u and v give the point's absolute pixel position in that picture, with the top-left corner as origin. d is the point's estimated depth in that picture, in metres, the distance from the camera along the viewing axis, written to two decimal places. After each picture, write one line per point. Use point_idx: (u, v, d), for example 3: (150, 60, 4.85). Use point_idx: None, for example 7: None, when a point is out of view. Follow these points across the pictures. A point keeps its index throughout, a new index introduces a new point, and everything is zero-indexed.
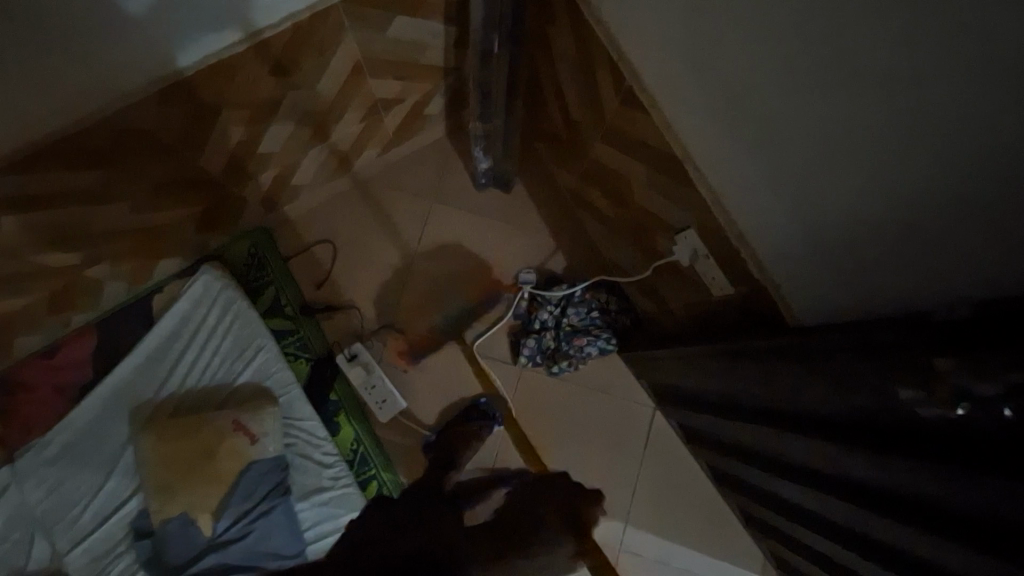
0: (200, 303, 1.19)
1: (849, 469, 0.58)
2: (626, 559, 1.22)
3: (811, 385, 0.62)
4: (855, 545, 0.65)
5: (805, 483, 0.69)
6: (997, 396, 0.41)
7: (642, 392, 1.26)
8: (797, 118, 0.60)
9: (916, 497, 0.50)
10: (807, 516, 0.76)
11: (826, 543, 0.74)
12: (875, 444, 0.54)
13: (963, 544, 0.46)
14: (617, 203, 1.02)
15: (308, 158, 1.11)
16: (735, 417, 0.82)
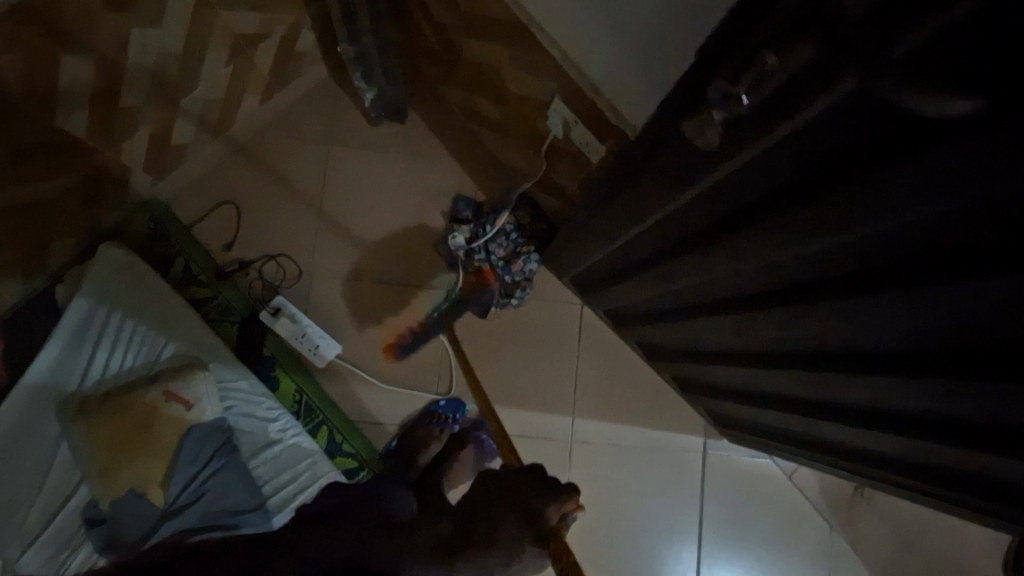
0: (104, 284, 1.15)
1: (733, 253, 0.60)
2: (580, 450, 1.29)
3: (662, 193, 0.62)
4: (769, 342, 0.71)
5: (709, 290, 0.74)
6: (738, 86, 0.37)
7: (567, 291, 1.30)
8: None
9: (783, 244, 0.52)
10: (721, 341, 0.82)
11: (743, 357, 0.81)
12: (734, 209, 0.55)
13: (839, 259, 0.48)
14: (500, 103, 1.03)
15: (181, 111, 1.07)
16: (639, 268, 0.87)
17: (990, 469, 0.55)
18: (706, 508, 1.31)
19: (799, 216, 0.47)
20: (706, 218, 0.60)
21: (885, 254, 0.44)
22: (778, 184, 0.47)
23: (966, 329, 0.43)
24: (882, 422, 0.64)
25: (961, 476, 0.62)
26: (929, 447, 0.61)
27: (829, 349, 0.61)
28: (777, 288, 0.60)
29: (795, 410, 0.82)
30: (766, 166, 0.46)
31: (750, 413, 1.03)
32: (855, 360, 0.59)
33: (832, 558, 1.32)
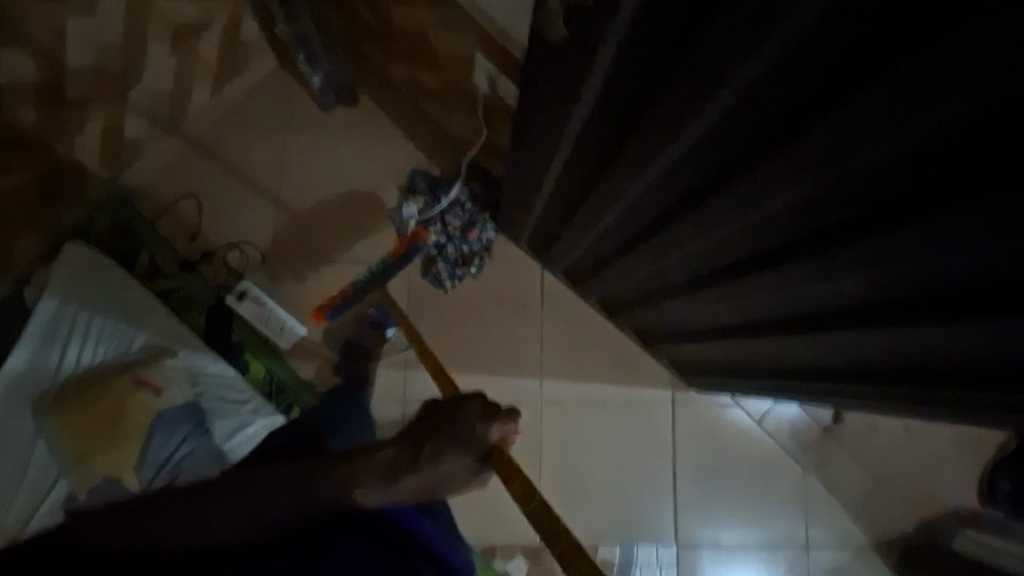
0: (70, 282, 1.17)
1: (659, 145, 0.53)
2: (550, 411, 1.31)
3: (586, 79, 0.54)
4: (692, 265, 0.73)
5: (628, 220, 0.76)
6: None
7: (526, 256, 1.33)
8: None
9: (711, 113, 0.44)
10: (659, 273, 0.85)
11: (678, 286, 0.84)
12: (660, 78, 0.47)
13: (774, 117, 0.41)
14: (436, 71, 1.06)
15: (130, 103, 1.11)
16: (573, 212, 0.90)
17: (891, 344, 0.57)
18: (681, 458, 1.33)
19: (668, 109, 0.49)
20: (633, 106, 0.53)
21: (740, 138, 0.45)
22: (647, 77, 0.49)
23: (828, 208, 0.44)
24: (799, 321, 0.67)
25: (876, 363, 0.64)
26: (841, 337, 0.63)
27: (734, 256, 0.63)
28: (710, 184, 0.53)
29: (733, 333, 0.84)
30: (632, 59, 0.48)
31: (704, 351, 1.05)
32: (801, 250, 0.52)
33: (807, 498, 1.34)
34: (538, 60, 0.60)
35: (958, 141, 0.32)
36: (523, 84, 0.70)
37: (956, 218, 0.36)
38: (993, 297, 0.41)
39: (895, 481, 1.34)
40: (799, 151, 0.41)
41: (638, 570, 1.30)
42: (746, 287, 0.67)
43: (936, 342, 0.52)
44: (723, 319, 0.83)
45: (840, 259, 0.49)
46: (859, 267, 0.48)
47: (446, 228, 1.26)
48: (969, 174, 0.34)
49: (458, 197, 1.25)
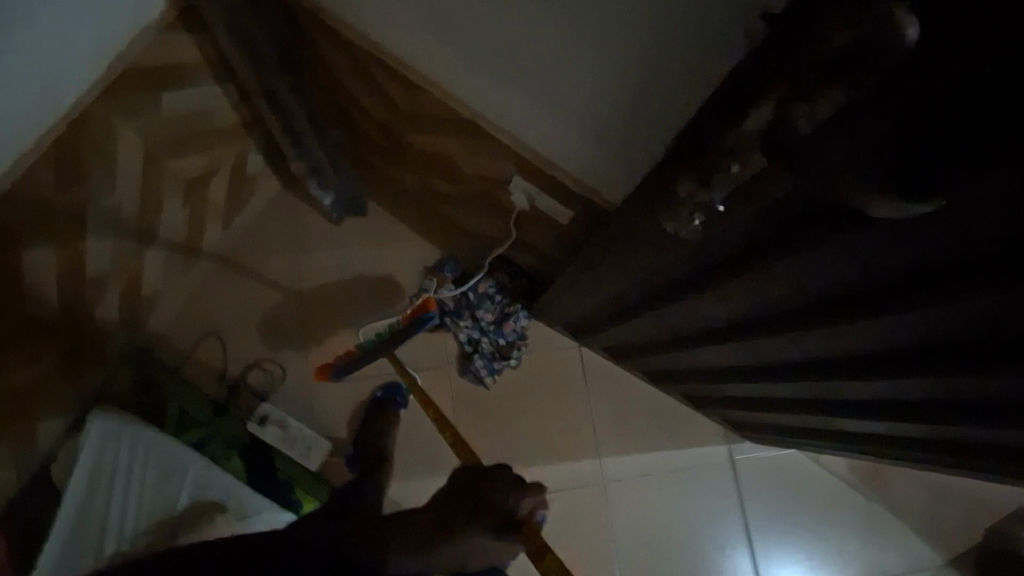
0: (104, 446, 1.08)
1: (777, 274, 0.51)
2: (613, 489, 1.29)
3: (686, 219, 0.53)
4: (771, 364, 0.74)
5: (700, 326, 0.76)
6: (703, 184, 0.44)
7: (561, 337, 1.32)
8: (491, 22, 0.57)
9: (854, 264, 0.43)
10: (728, 364, 0.86)
11: (746, 375, 0.84)
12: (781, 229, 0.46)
13: (933, 280, 0.39)
14: (458, 183, 1.05)
15: (148, 256, 1.07)
16: (631, 310, 0.90)
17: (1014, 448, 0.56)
18: (747, 512, 1.32)
19: (796, 250, 0.46)
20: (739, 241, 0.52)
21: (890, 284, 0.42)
22: (767, 225, 0.47)
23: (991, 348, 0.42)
24: (900, 419, 0.66)
25: (986, 451, 0.64)
26: (952, 430, 0.62)
27: (838, 367, 0.61)
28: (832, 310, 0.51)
29: (805, 411, 0.85)
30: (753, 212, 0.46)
31: (766, 417, 1.05)
32: (935, 370, 0.50)
33: (872, 526, 1.35)
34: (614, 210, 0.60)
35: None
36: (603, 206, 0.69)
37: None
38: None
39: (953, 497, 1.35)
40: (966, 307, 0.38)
41: None
42: (840, 388, 0.67)
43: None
44: (793, 400, 0.84)
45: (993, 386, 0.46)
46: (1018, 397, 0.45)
47: (475, 321, 1.26)
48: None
49: (484, 290, 1.23)
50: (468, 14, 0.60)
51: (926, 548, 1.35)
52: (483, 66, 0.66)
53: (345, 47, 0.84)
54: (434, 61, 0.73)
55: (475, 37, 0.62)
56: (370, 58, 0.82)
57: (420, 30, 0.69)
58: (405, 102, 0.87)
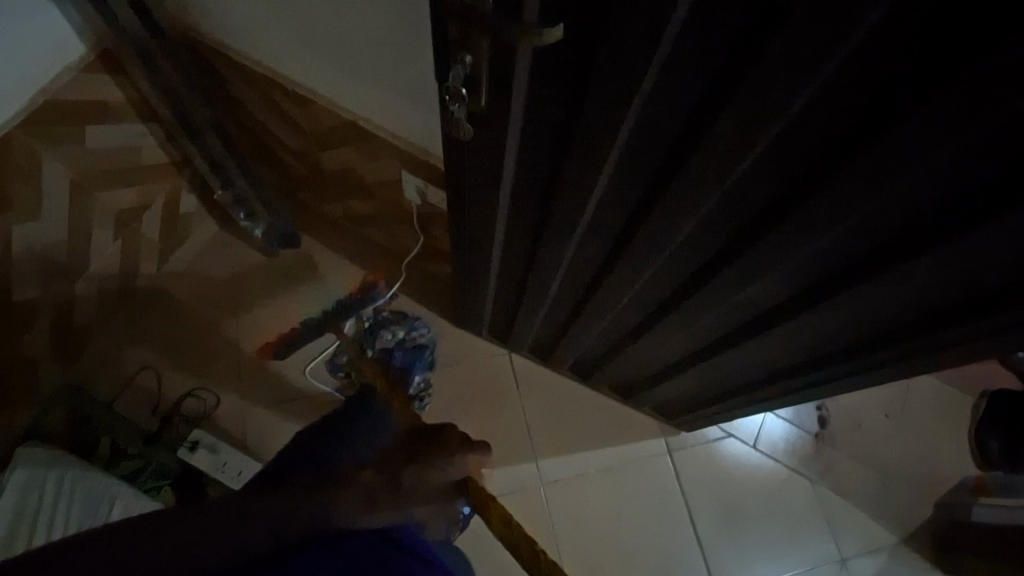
0: (31, 480, 1.04)
1: (655, 204, 0.57)
2: (553, 490, 1.28)
3: (539, 160, 0.61)
4: (643, 302, 0.80)
5: (575, 277, 0.83)
6: (459, 81, 0.51)
7: (492, 344, 1.37)
8: (341, 24, 0.73)
9: (696, 166, 0.49)
10: (622, 321, 0.91)
11: (641, 327, 0.89)
12: (635, 157, 0.52)
13: (758, 153, 0.45)
14: (367, 199, 1.16)
15: (80, 282, 1.14)
16: (523, 286, 0.96)
17: (841, 322, 0.63)
18: (693, 505, 1.31)
19: (581, 159, 0.55)
20: (599, 189, 0.58)
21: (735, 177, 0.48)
22: (557, 137, 0.56)
23: (842, 215, 0.46)
24: (751, 326, 0.72)
25: (819, 346, 0.70)
26: (819, 329, 0.66)
27: (678, 276, 0.69)
28: (714, 227, 0.56)
29: (697, 357, 0.90)
30: (540, 128, 0.55)
31: (682, 387, 1.09)
32: (820, 260, 0.54)
33: (825, 512, 1.33)
34: (457, 162, 0.70)
35: (842, 101, 0.39)
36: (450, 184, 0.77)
37: (873, 165, 0.41)
38: (944, 225, 0.45)
39: (899, 475, 1.35)
40: (706, 154, 0.47)
41: None
42: (698, 308, 0.73)
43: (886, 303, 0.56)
44: (686, 347, 0.88)
45: (783, 244, 0.53)
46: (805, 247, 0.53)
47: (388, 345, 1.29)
48: (871, 119, 0.39)
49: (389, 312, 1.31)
50: (325, 24, 0.75)
51: (880, 530, 1.31)
52: (349, 68, 0.82)
53: (247, 76, 0.98)
54: (315, 73, 0.88)
55: (335, 42, 0.78)
56: (267, 79, 0.95)
57: (299, 48, 0.84)
58: (304, 119, 0.99)
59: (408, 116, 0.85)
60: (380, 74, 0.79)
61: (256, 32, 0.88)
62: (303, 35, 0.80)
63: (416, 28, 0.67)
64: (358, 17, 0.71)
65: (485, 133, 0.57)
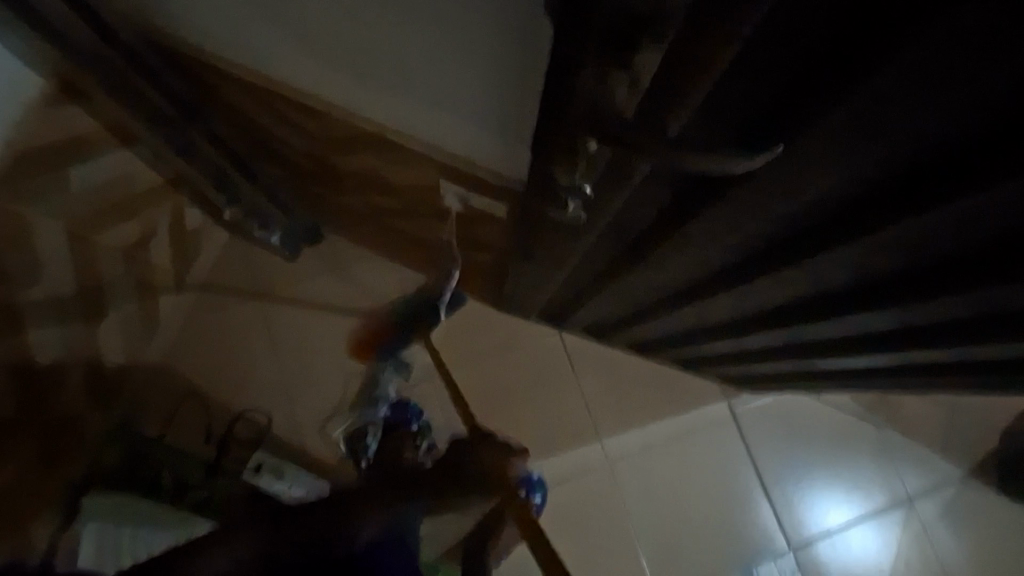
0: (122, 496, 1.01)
1: (826, 252, 0.46)
2: (620, 465, 1.27)
3: (652, 209, 0.49)
4: (741, 315, 0.72)
5: (658, 291, 0.74)
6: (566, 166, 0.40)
7: (541, 325, 1.30)
8: (366, 50, 0.58)
9: (916, 223, 0.38)
10: (705, 322, 0.83)
11: (728, 330, 0.82)
12: (826, 208, 0.41)
13: (1020, 221, 0.34)
14: (395, 197, 1.03)
15: (101, 326, 1.06)
16: (591, 290, 0.87)
17: (1016, 351, 0.53)
18: (759, 463, 1.30)
19: (724, 213, 0.44)
20: (757, 231, 0.47)
21: (970, 235, 0.38)
22: (680, 198, 0.45)
23: None
24: (877, 344, 0.64)
25: (970, 364, 0.61)
26: (975, 352, 0.57)
27: (802, 300, 0.59)
28: (905, 274, 0.46)
29: (788, 353, 0.83)
30: (661, 186, 0.45)
31: (760, 367, 1.02)
32: None
33: (891, 453, 1.32)
34: (529, 202, 0.58)
35: None
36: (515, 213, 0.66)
37: None
38: None
39: (964, 407, 1.33)
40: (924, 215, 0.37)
41: None
42: (811, 327, 0.64)
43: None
44: (782, 347, 0.81)
45: (992, 291, 0.43)
46: (1010, 295, 0.43)
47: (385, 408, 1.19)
48: None
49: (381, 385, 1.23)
50: (344, 47, 0.60)
51: (947, 463, 1.31)
52: (373, 88, 0.66)
53: (238, 85, 0.82)
54: (326, 85, 0.72)
55: (357, 64, 0.62)
56: (267, 89, 0.79)
57: (306, 60, 0.68)
58: (317, 128, 0.84)
59: (458, 138, 0.69)
60: (417, 100, 0.64)
61: (248, 43, 0.71)
62: (312, 49, 0.64)
63: (477, 64, 0.50)
64: (389, 46, 0.54)
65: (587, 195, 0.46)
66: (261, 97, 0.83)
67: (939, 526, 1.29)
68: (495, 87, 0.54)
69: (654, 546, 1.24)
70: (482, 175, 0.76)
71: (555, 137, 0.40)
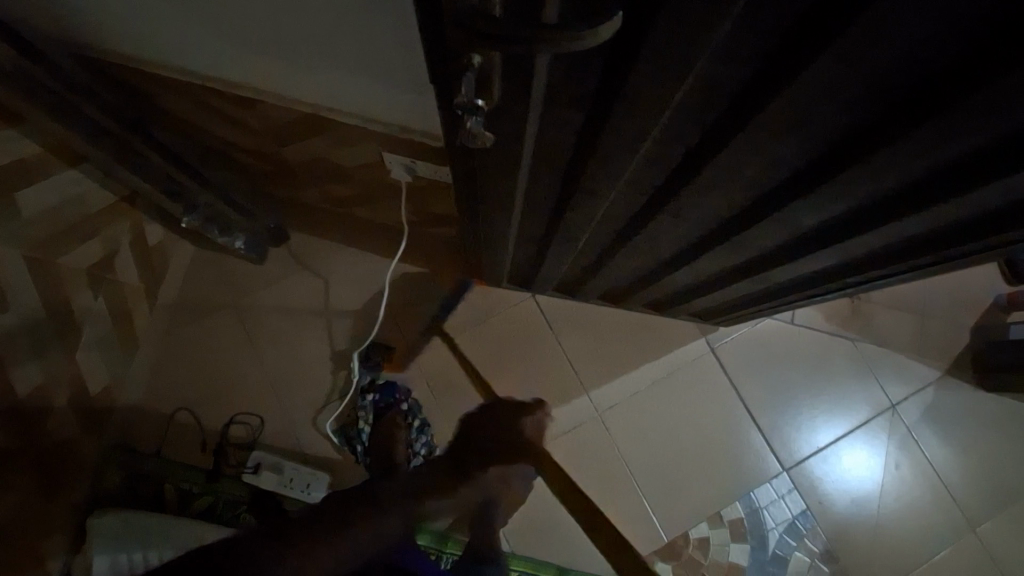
0: (133, 516, 1.02)
1: (738, 145, 0.48)
2: (610, 415, 1.30)
3: (570, 128, 0.51)
4: (688, 236, 0.74)
5: (605, 226, 0.76)
6: (469, 93, 0.41)
7: (514, 291, 1.32)
8: (270, 30, 0.60)
9: (809, 91, 0.40)
10: (661, 254, 0.85)
11: (684, 257, 0.84)
12: (729, 93, 0.43)
13: (894, 66, 0.36)
14: (348, 183, 1.05)
15: (79, 351, 1.07)
16: (548, 240, 0.89)
17: (940, 221, 0.55)
18: (746, 393, 1.33)
19: (631, 121, 0.46)
20: (672, 130, 0.49)
21: (860, 94, 0.39)
22: (589, 109, 0.47)
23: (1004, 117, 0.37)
24: (817, 243, 0.66)
25: (905, 247, 0.63)
26: (907, 233, 0.59)
27: (736, 206, 0.61)
28: (820, 151, 0.48)
29: (744, 271, 0.85)
30: (570, 101, 0.47)
31: (729, 296, 1.05)
32: (958, 162, 0.45)
33: (871, 365, 1.35)
34: (458, 152, 0.60)
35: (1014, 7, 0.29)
36: (453, 168, 0.67)
37: None
38: None
39: (934, 309, 1.36)
40: (810, 81, 0.39)
41: (768, 512, 1.28)
42: (752, 233, 0.67)
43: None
44: (737, 265, 0.83)
45: (895, 156, 0.45)
46: (915, 157, 0.45)
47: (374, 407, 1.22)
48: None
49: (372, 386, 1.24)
50: (251, 31, 0.61)
51: (926, 366, 1.35)
52: (289, 67, 0.68)
53: (170, 86, 0.83)
54: (251, 72, 0.73)
55: (268, 45, 0.64)
56: (197, 86, 0.80)
57: (225, 51, 0.69)
58: (256, 119, 0.85)
59: (378, 106, 0.72)
60: (331, 75, 0.67)
61: (166, 41, 0.71)
62: (224, 35, 0.64)
63: (367, 30, 0.54)
64: (290, 22, 0.57)
65: (502, 124, 0.48)
66: (195, 98, 0.84)
67: (924, 427, 1.32)
68: (394, 48, 0.56)
69: (653, 489, 1.28)
70: (416, 141, 0.78)
71: (453, 65, 0.41)
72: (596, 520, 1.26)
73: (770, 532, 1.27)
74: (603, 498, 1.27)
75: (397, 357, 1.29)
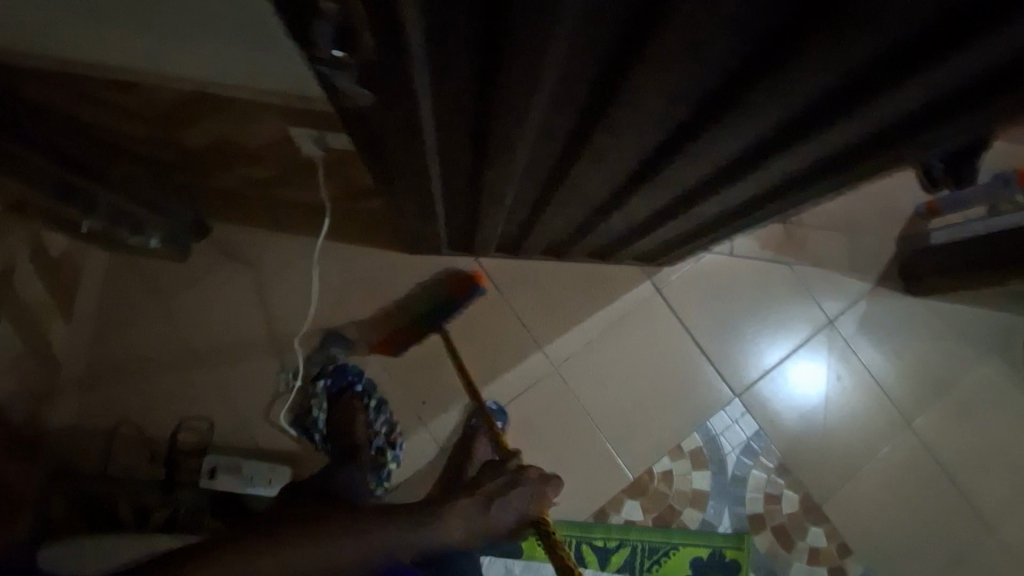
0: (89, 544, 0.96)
1: (637, 80, 0.47)
2: (567, 368, 1.32)
3: (463, 78, 0.49)
4: (612, 182, 0.73)
5: (529, 180, 0.74)
6: (330, 43, 0.45)
7: (457, 258, 1.30)
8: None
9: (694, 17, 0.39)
10: (593, 203, 0.84)
11: (615, 204, 0.83)
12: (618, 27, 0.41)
13: None
14: (260, 163, 1.00)
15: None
16: (477, 202, 0.86)
17: (848, 139, 0.55)
18: (694, 329, 1.36)
19: (522, 62, 0.44)
20: (570, 72, 0.47)
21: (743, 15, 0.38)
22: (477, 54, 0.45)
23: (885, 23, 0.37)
24: (737, 173, 0.66)
25: (820, 168, 0.64)
26: (819, 153, 0.59)
27: (650, 145, 0.60)
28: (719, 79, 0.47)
29: (674, 211, 0.85)
30: (455, 49, 0.44)
31: (665, 237, 1.05)
32: (851, 77, 0.45)
33: (808, 287, 1.40)
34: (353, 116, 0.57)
35: None
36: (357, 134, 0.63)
37: None
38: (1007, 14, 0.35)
39: (863, 225, 1.42)
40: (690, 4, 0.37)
41: (724, 438, 1.34)
42: (672, 171, 0.66)
43: (923, 102, 0.47)
44: (666, 206, 0.83)
45: (795, 75, 0.44)
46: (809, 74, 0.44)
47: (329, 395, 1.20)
48: None
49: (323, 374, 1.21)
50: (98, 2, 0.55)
51: (858, 281, 1.41)
52: (155, 40, 0.62)
53: (30, 75, 0.74)
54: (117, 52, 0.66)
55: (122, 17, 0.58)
56: (62, 74, 0.72)
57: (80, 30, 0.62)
58: (138, 104, 0.78)
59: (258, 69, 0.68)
60: (198, 40, 0.62)
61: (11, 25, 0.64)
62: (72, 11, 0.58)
63: None
64: None
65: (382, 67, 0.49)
66: (64, 87, 0.76)
67: (860, 338, 1.40)
68: None
69: (615, 432, 1.31)
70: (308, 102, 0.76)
71: None
72: (563, 471, 1.29)
73: (727, 457, 1.33)
74: (568, 449, 1.29)
75: (345, 341, 1.25)
